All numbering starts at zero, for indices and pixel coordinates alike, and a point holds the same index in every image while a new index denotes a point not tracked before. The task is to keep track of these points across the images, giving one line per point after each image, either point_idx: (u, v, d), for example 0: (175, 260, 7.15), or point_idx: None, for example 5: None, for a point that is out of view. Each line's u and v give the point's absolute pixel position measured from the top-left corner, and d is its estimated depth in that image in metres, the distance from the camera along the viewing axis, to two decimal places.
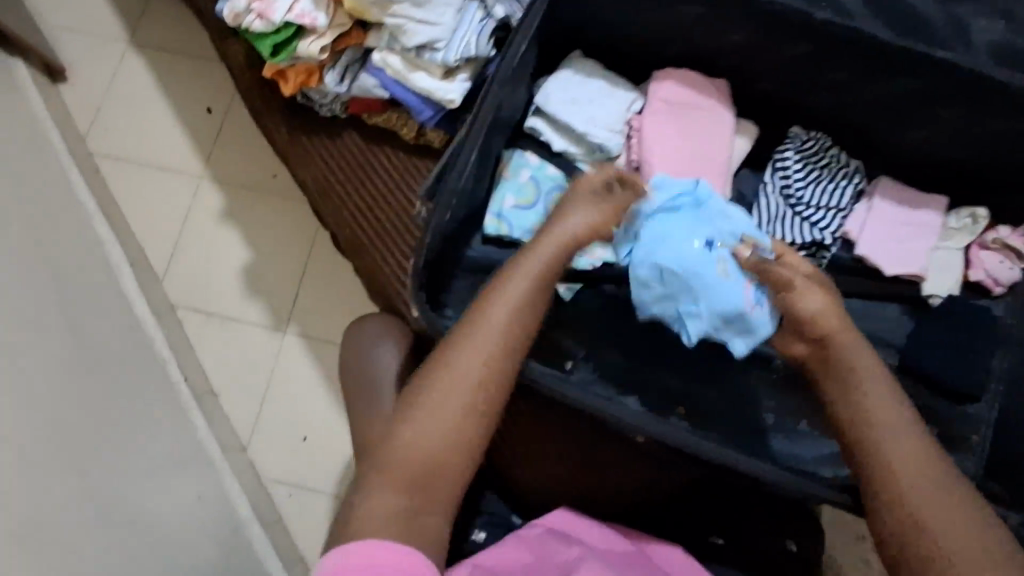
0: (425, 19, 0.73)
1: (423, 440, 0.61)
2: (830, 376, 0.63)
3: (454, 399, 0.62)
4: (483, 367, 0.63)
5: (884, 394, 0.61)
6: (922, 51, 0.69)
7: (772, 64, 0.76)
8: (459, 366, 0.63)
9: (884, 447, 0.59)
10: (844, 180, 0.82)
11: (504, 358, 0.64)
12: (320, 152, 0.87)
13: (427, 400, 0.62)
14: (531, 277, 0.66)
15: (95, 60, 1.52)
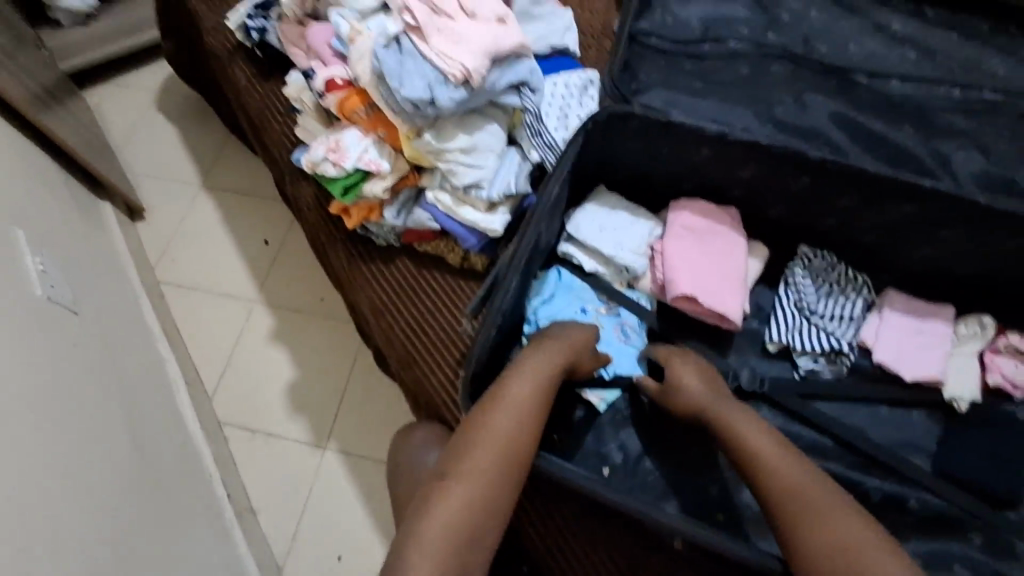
0: (473, 163, 0.85)
1: (456, 518, 0.64)
2: (811, 515, 0.65)
3: (480, 481, 0.66)
4: (503, 449, 0.69)
5: (856, 529, 0.63)
6: (912, 181, 0.79)
7: (779, 194, 0.87)
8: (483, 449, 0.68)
9: (847, 553, 0.61)
10: (854, 293, 0.89)
11: (522, 439, 0.70)
12: (376, 276, 0.97)
13: (458, 482, 0.66)
14: (536, 381, 0.74)
15: (170, 201, 1.72)
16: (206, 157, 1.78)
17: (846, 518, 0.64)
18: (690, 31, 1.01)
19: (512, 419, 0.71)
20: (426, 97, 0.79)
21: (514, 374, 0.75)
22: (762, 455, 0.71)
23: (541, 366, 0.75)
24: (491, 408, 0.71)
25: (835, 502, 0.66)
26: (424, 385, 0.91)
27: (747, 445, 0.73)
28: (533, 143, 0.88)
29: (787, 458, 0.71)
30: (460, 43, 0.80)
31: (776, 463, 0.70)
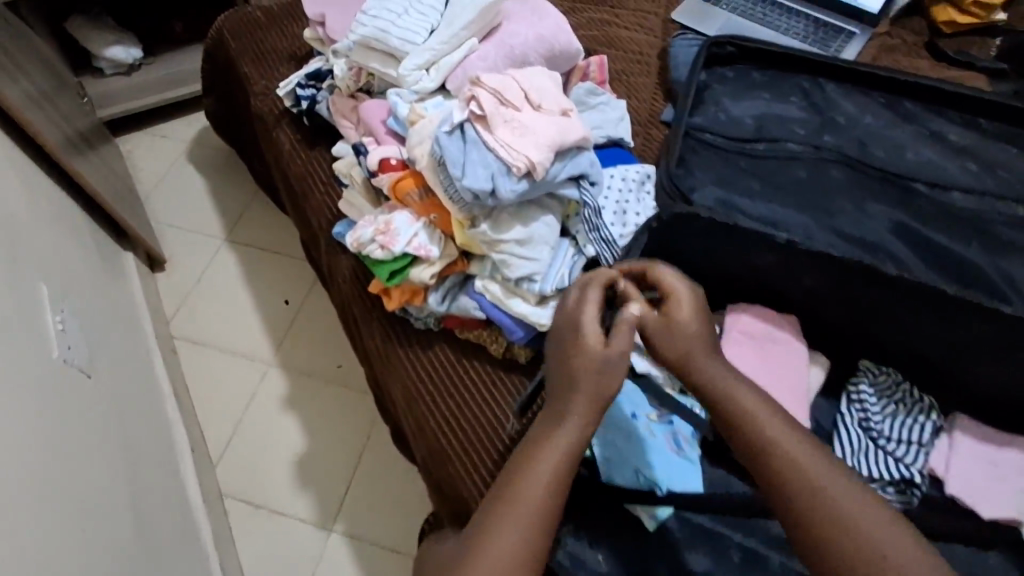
0: (527, 256, 0.82)
1: None
2: (825, 513, 0.61)
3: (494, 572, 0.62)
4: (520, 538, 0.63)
5: (887, 532, 0.60)
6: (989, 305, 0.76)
7: (843, 305, 0.83)
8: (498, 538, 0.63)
9: (870, 556, 0.59)
10: (922, 416, 0.83)
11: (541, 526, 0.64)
12: (411, 362, 0.92)
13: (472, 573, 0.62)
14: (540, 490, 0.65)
15: (191, 254, 1.69)
16: (233, 211, 1.76)
17: (870, 516, 0.61)
18: (745, 129, 1.00)
19: (536, 494, 0.65)
20: (487, 188, 0.77)
21: (518, 480, 0.66)
22: (787, 459, 0.64)
23: (567, 432, 0.67)
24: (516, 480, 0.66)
25: (863, 503, 0.62)
26: (456, 485, 0.84)
27: (766, 446, 0.65)
28: (590, 237, 0.85)
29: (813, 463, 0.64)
30: (525, 136, 0.79)
31: (801, 475, 0.63)
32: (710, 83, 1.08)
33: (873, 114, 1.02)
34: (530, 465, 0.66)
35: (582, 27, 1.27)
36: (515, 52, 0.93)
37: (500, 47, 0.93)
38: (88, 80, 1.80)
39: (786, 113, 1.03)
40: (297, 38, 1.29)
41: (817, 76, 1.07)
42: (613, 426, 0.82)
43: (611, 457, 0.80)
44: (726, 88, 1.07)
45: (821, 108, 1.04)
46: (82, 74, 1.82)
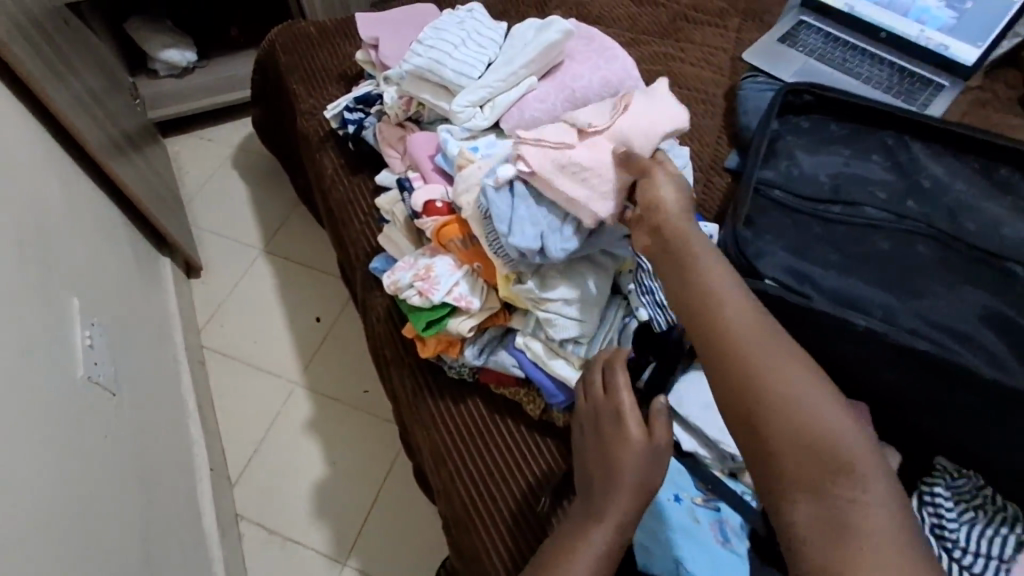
0: (575, 316, 0.76)
1: None
2: (774, 380, 0.53)
3: None
4: None
5: (836, 418, 0.52)
6: None
7: (923, 398, 0.76)
8: None
9: (809, 440, 0.50)
10: (1005, 528, 0.73)
11: None
12: (442, 415, 0.86)
13: None
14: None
15: (227, 263, 1.68)
16: (272, 221, 1.75)
17: (824, 400, 0.53)
18: (820, 189, 0.93)
19: None
20: (536, 247, 0.71)
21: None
22: (732, 328, 0.56)
23: (604, 536, 0.61)
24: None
25: (819, 384, 0.53)
26: (480, 556, 0.78)
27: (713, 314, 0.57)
28: (642, 298, 0.79)
29: (761, 336, 0.55)
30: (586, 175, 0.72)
31: (743, 345, 0.55)
32: (783, 134, 1.01)
33: (965, 180, 0.93)
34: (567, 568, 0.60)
35: (646, 62, 1.21)
36: (577, 95, 0.87)
37: (562, 90, 0.88)
38: (142, 81, 1.82)
39: (866, 174, 0.96)
40: (348, 58, 1.27)
41: (902, 134, 0.99)
42: (654, 515, 0.75)
43: (645, 535, 0.74)
44: (800, 140, 1.00)
45: (907, 170, 0.96)
46: (137, 75, 1.83)
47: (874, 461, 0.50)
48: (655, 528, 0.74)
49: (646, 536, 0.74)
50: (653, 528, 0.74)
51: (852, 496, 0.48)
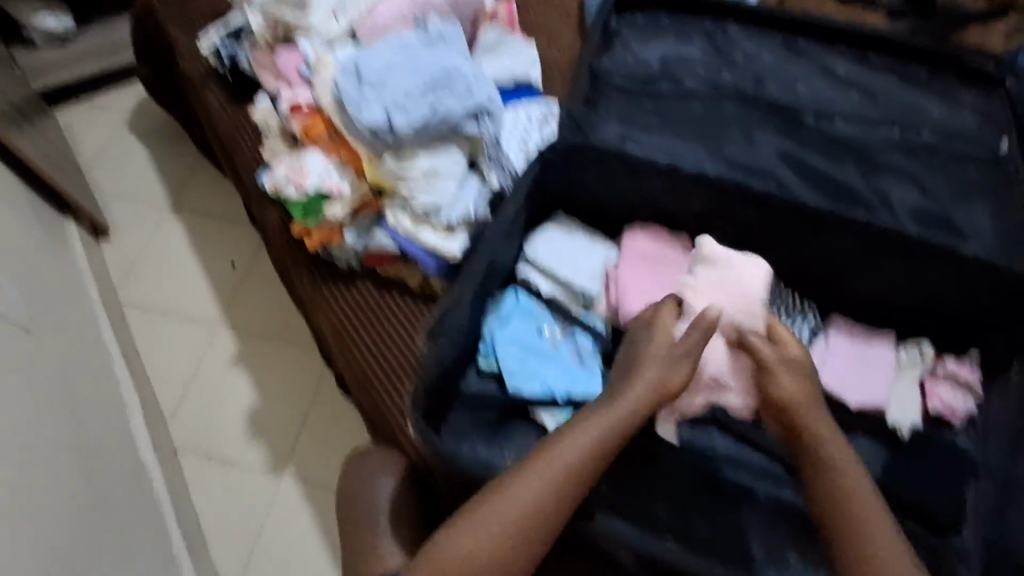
0: (432, 188, 0.87)
1: (480, 541, 0.66)
2: (845, 516, 0.66)
3: (519, 512, 0.67)
4: (550, 488, 0.68)
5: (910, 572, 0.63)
6: (859, 220, 0.83)
7: (728, 225, 0.90)
8: (526, 483, 0.68)
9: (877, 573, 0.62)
10: (800, 319, 0.91)
11: (574, 479, 0.69)
12: (337, 299, 0.97)
13: (498, 508, 0.67)
14: (508, 519, 0.66)
15: (137, 224, 1.71)
16: (177, 180, 1.78)
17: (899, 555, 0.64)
18: (648, 71, 1.07)
19: (582, 453, 0.70)
20: (383, 122, 0.83)
21: (494, 506, 0.67)
22: (863, 520, 0.65)
23: (643, 393, 0.74)
24: (564, 434, 0.71)
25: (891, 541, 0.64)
26: (380, 409, 0.90)
27: (850, 499, 0.67)
28: (493, 169, 0.91)
29: (886, 540, 0.64)
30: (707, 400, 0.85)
31: (878, 549, 0.64)
32: (618, 27, 1.14)
33: (768, 51, 1.08)
34: (584, 423, 0.72)
35: None
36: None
37: None
38: (20, 52, 1.79)
39: (688, 54, 1.10)
40: None
41: (718, 17, 1.13)
42: (519, 343, 0.88)
43: (511, 362, 0.86)
44: (633, 32, 1.13)
45: (722, 48, 1.10)
46: (13, 46, 1.79)
47: None
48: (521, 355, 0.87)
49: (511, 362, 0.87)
50: (519, 355, 0.87)
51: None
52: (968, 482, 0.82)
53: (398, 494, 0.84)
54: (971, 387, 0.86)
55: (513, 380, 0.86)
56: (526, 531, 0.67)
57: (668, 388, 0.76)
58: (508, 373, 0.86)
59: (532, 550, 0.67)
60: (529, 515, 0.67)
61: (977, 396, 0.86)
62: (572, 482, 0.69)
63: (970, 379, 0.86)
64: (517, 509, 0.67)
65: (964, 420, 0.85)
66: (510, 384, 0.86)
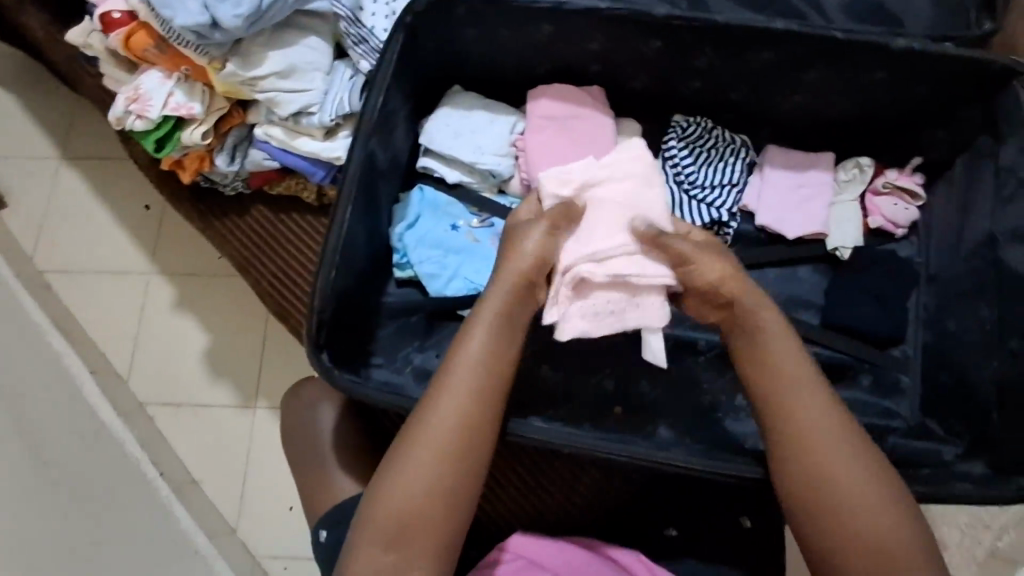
0: (295, 88, 0.76)
1: (407, 484, 0.59)
2: (801, 454, 0.59)
3: (437, 440, 0.60)
4: (465, 405, 0.61)
5: (861, 472, 0.58)
6: (779, 27, 0.72)
7: (638, 63, 0.78)
8: (439, 408, 0.61)
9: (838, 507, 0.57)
10: (733, 157, 0.83)
11: (488, 387, 0.62)
12: (232, 232, 0.89)
13: (417, 444, 0.60)
14: (430, 453, 0.60)
15: (29, 182, 1.55)
16: (57, 123, 1.58)
17: (861, 469, 0.58)
18: None
19: (484, 355, 0.63)
20: (205, 21, 0.68)
21: (410, 452, 0.60)
22: (797, 426, 0.60)
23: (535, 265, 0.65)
24: (462, 343, 0.63)
25: (847, 451, 0.58)
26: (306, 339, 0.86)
27: (783, 377, 0.61)
28: (362, 51, 0.77)
29: (821, 419, 0.59)
30: (655, 288, 0.66)
31: (815, 432, 0.59)
32: None
33: None
34: (477, 323, 0.64)
35: None
36: None
37: None
38: None
39: None
40: None
41: None
42: (433, 243, 0.81)
43: (427, 265, 0.80)
44: None
45: None
46: None
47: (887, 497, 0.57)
48: (436, 256, 0.81)
49: (426, 265, 0.80)
50: (433, 257, 0.81)
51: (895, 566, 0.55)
52: (912, 293, 0.81)
53: (343, 420, 0.83)
54: (912, 194, 0.81)
55: (432, 283, 0.81)
56: (456, 463, 0.60)
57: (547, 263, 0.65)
58: (426, 278, 0.81)
59: (466, 475, 0.61)
60: (448, 441, 0.60)
61: (920, 201, 0.81)
62: (484, 391, 0.62)
63: (910, 185, 0.80)
64: (436, 445, 0.60)
65: (907, 229, 0.82)
66: (431, 288, 0.81)
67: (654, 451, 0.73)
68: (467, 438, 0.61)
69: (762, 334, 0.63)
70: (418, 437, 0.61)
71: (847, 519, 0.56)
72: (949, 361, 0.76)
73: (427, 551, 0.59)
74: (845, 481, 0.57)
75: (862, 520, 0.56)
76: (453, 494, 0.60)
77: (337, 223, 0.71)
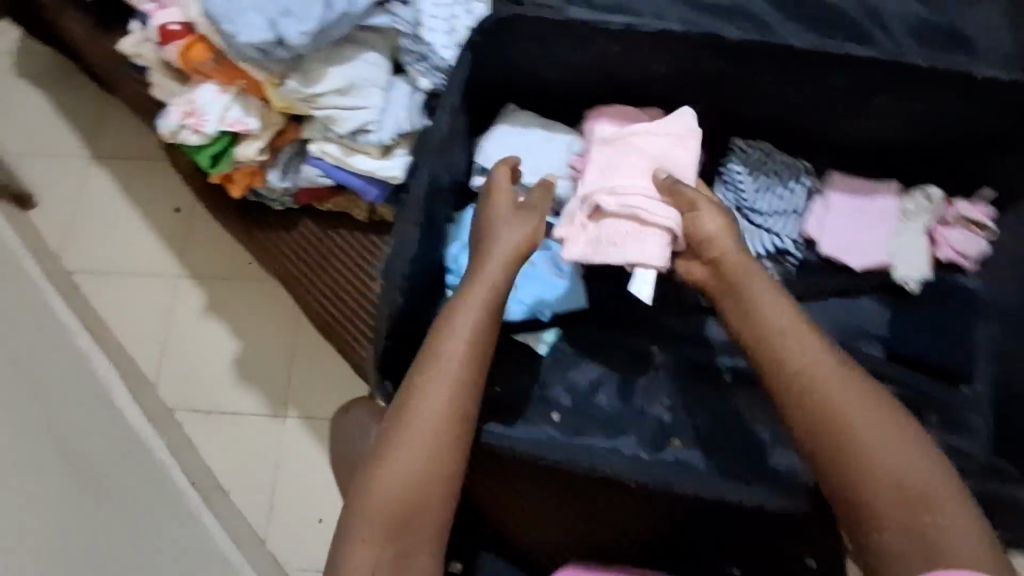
0: (354, 105, 0.73)
1: (394, 480, 0.60)
2: (797, 405, 0.54)
3: (422, 432, 0.61)
4: (447, 396, 0.62)
5: (874, 420, 0.52)
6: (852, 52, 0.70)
7: (704, 86, 0.76)
8: (423, 401, 0.62)
9: (851, 456, 0.51)
10: (794, 182, 0.81)
11: (468, 378, 0.63)
12: (279, 247, 0.87)
13: (401, 438, 0.61)
14: (416, 446, 0.60)
15: (59, 182, 1.53)
16: (87, 123, 1.56)
17: (878, 422, 0.52)
18: None
19: (463, 349, 0.64)
20: (270, 38, 0.66)
21: (397, 446, 0.60)
22: (801, 377, 0.54)
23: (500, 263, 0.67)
24: (440, 337, 0.64)
25: (853, 400, 0.53)
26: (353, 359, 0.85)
27: (777, 336, 0.56)
28: (421, 68, 0.76)
29: (818, 365, 0.54)
30: (661, 228, 0.66)
31: (815, 379, 0.54)
32: None
33: None
34: (454, 316, 0.65)
35: None
36: None
37: None
38: None
39: None
40: None
41: None
42: None
43: None
44: None
45: None
46: None
47: (908, 449, 0.51)
48: None
49: None
50: None
51: (938, 527, 0.48)
52: (978, 326, 0.79)
53: None
54: (983, 226, 0.79)
55: None
56: (441, 452, 0.61)
57: (518, 249, 0.68)
58: None
59: (451, 464, 0.62)
60: (434, 433, 0.61)
61: (991, 235, 0.79)
62: (464, 382, 0.63)
63: (982, 218, 0.78)
64: (417, 439, 0.61)
65: (975, 262, 0.79)
66: None
67: (724, 486, 0.70)
68: (449, 427, 0.62)
69: (747, 289, 0.60)
70: (403, 432, 0.61)
71: (870, 470, 0.50)
72: (1019, 402, 0.74)
73: (419, 541, 0.60)
74: (857, 432, 0.51)
75: (878, 468, 0.50)
76: (440, 485, 0.61)
77: (404, 245, 0.69)
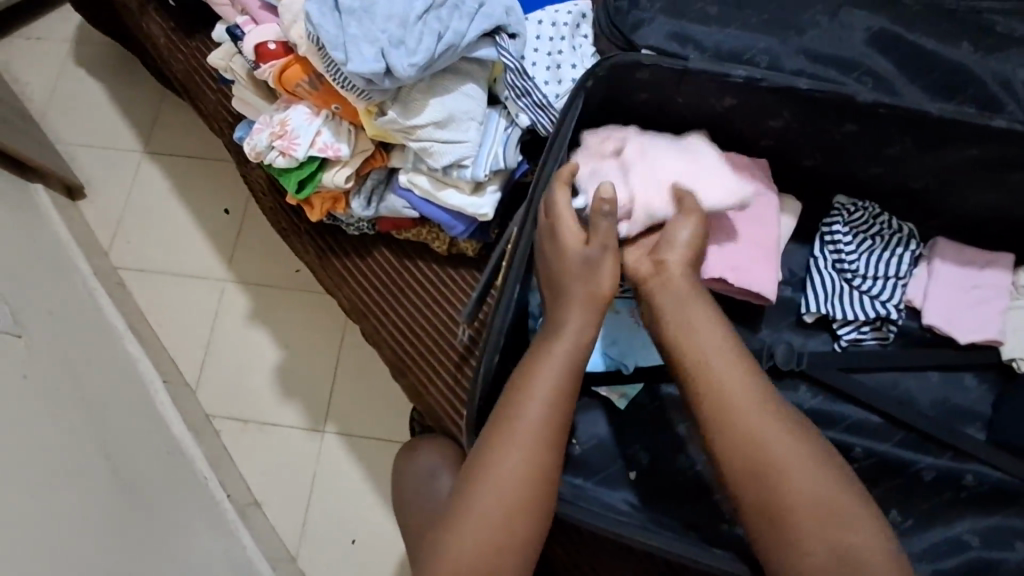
0: (452, 138, 0.70)
1: (465, 554, 0.55)
2: (720, 427, 0.56)
3: (498, 505, 0.56)
4: (524, 465, 0.57)
5: (799, 448, 0.55)
6: (1000, 125, 0.66)
7: (818, 143, 0.72)
8: (501, 470, 0.57)
9: (770, 475, 0.54)
10: (899, 247, 0.77)
11: (548, 444, 0.58)
12: (352, 273, 0.84)
13: (475, 510, 0.56)
14: (492, 519, 0.56)
15: (111, 175, 1.51)
16: (142, 117, 1.54)
17: (798, 444, 0.55)
18: None
19: (543, 412, 0.59)
20: (380, 69, 0.64)
21: (468, 517, 0.56)
22: (731, 405, 0.56)
23: (581, 317, 0.61)
24: (516, 397, 0.59)
25: (778, 426, 0.56)
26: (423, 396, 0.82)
27: (707, 359, 0.58)
28: (522, 104, 0.72)
29: (741, 389, 0.57)
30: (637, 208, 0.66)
31: (740, 405, 0.56)
32: None
33: None
34: (531, 374, 0.60)
35: None
36: None
37: None
38: None
39: None
40: None
41: None
42: None
43: None
44: None
45: None
46: None
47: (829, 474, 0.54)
48: None
49: None
50: None
51: (855, 544, 0.51)
52: None
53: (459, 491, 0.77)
54: None
55: None
56: (516, 525, 0.56)
57: (601, 295, 0.62)
58: None
59: (528, 539, 0.57)
60: (511, 505, 0.57)
61: None
62: (543, 449, 0.58)
63: None
64: (489, 517, 0.56)
65: None
66: None
67: None
68: (528, 498, 0.57)
69: (684, 307, 0.60)
70: (474, 501, 0.57)
71: (787, 491, 0.53)
72: None
73: None
74: (781, 455, 0.54)
75: (794, 489, 0.53)
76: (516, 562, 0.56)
77: (507, 296, 0.65)
